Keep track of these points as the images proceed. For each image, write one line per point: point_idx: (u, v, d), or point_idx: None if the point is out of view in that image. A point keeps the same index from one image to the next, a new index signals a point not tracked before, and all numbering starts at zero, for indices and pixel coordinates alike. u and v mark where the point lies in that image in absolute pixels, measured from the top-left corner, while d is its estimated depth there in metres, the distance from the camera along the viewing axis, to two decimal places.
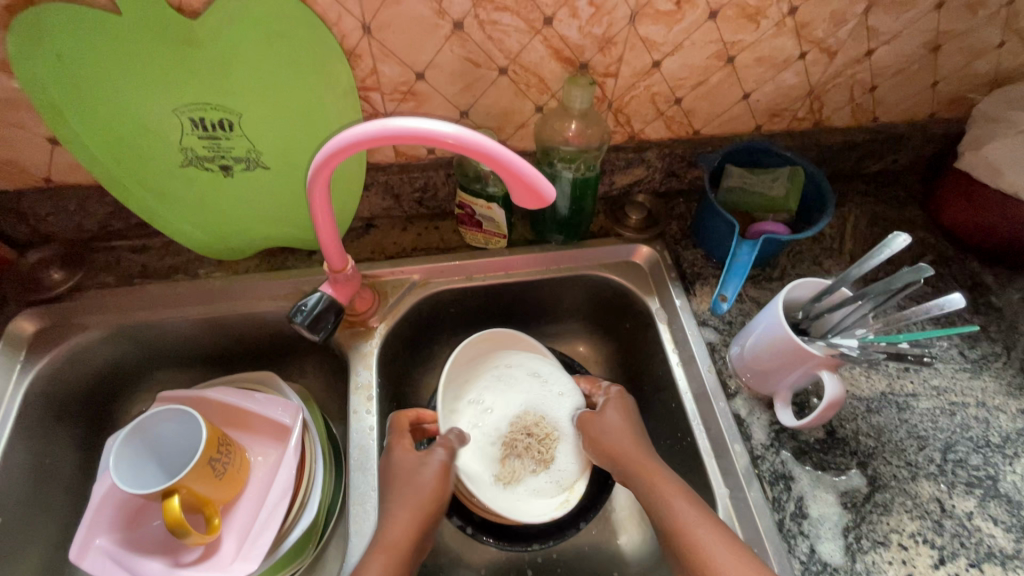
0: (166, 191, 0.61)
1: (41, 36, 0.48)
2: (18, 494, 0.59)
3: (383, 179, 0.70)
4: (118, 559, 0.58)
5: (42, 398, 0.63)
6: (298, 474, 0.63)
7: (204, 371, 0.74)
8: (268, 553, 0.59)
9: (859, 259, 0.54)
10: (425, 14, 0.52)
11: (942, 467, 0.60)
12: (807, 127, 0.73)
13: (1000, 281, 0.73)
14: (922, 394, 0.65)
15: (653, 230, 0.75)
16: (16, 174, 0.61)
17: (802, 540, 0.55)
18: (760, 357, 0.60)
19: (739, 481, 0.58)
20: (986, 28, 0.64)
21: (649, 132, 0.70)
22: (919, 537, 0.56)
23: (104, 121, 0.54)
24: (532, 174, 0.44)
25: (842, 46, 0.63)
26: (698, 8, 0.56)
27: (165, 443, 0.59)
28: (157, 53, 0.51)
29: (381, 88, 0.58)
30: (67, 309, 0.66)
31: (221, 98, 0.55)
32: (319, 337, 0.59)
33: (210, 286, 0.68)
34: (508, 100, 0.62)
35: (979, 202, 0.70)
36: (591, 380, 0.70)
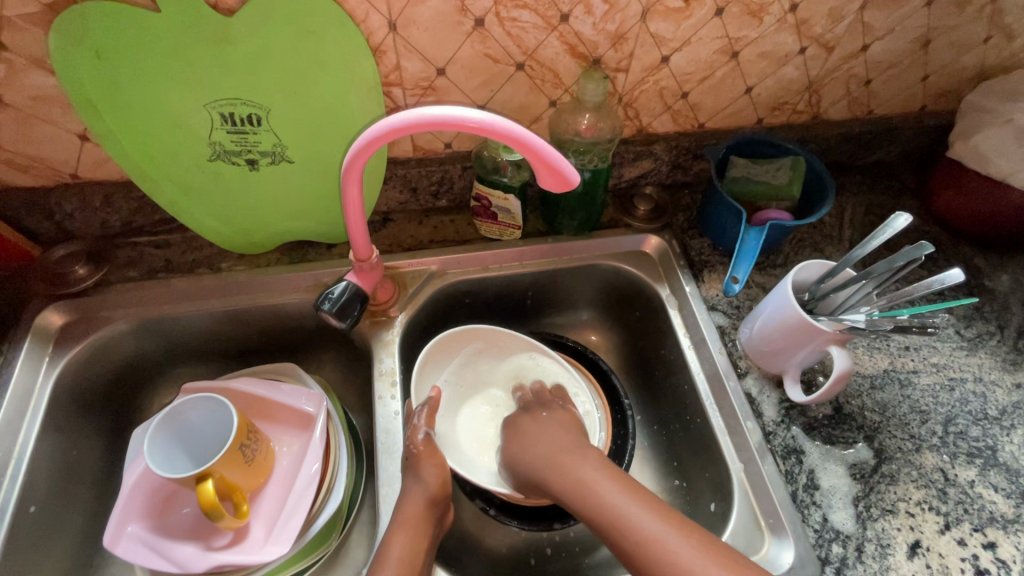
0: (192, 185, 0.63)
1: (81, 33, 0.50)
2: (49, 485, 0.60)
3: (401, 173, 0.72)
4: (151, 544, 0.59)
5: (69, 390, 0.64)
6: (324, 460, 0.65)
7: (224, 365, 0.75)
8: (299, 537, 0.61)
9: (861, 242, 0.57)
10: (449, 12, 0.55)
11: (944, 438, 0.63)
12: (806, 120, 0.77)
13: (992, 264, 0.77)
14: (922, 371, 0.68)
15: (660, 221, 0.78)
16: (43, 170, 0.63)
17: (815, 509, 0.58)
18: (770, 336, 0.63)
19: (752, 455, 0.61)
20: (973, 24, 0.68)
21: (656, 126, 0.73)
22: (925, 504, 0.59)
23: (137, 116, 0.56)
24: (557, 159, 0.46)
25: (839, 41, 0.67)
26: (706, 5, 0.59)
27: (194, 431, 0.61)
28: (191, 50, 0.52)
29: (404, 83, 0.60)
30: (93, 303, 0.67)
31: (251, 93, 0.57)
32: (346, 325, 0.61)
33: (233, 279, 0.70)
34: (523, 95, 0.65)
35: (970, 189, 0.74)
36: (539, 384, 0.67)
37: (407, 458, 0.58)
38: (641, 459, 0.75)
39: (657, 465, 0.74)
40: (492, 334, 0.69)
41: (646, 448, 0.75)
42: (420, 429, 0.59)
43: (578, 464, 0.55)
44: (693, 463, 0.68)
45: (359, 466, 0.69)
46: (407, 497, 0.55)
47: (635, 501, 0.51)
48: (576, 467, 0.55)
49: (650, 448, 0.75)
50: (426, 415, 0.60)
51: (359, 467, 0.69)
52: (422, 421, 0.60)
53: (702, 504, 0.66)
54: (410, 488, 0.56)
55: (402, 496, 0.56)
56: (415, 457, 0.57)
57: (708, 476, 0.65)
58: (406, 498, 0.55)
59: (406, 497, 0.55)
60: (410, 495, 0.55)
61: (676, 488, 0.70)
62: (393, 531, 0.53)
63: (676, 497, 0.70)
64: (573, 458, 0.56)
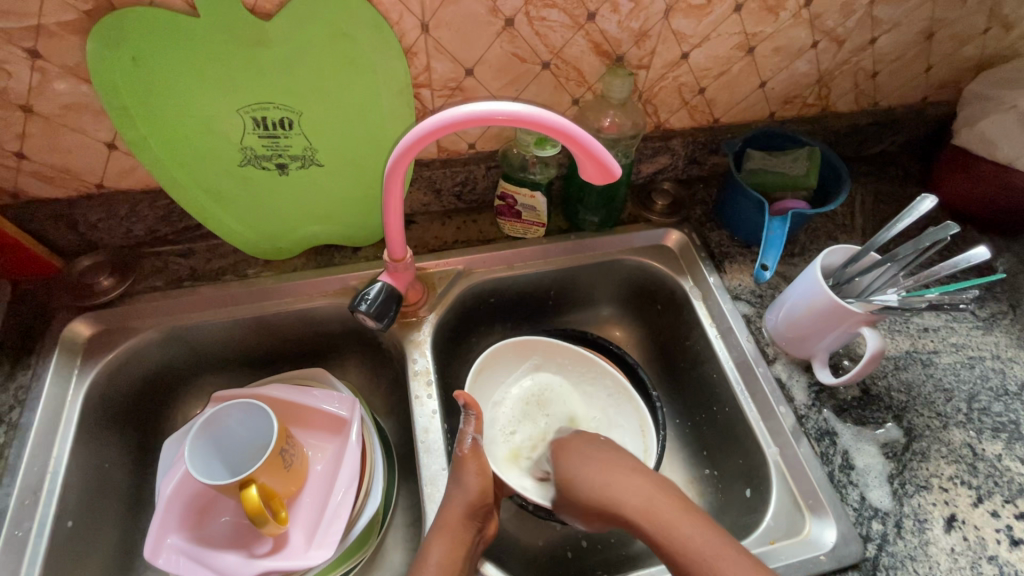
0: (221, 191, 0.63)
1: (118, 39, 0.50)
2: (83, 499, 0.59)
3: (426, 175, 0.73)
4: (191, 555, 0.58)
5: (99, 403, 0.63)
6: (362, 462, 0.64)
7: (250, 373, 0.75)
8: (340, 541, 0.60)
9: (886, 226, 0.59)
10: (480, 12, 0.56)
11: (969, 415, 0.65)
12: (816, 113, 0.79)
13: (998, 248, 0.80)
14: (942, 351, 0.70)
15: (679, 215, 0.80)
16: (68, 180, 0.62)
17: (852, 489, 0.59)
18: (799, 322, 0.64)
19: (787, 438, 0.62)
20: (974, 16, 0.71)
21: (674, 122, 0.75)
22: (957, 479, 0.60)
23: (170, 122, 0.56)
24: (602, 152, 0.47)
25: (849, 35, 0.69)
26: (725, 1, 0.61)
27: (232, 437, 0.61)
28: (227, 55, 0.53)
29: (432, 84, 0.61)
30: (120, 314, 0.66)
31: (284, 97, 0.57)
32: (382, 325, 0.61)
33: (259, 285, 0.69)
34: (548, 94, 0.66)
35: (975, 175, 0.77)
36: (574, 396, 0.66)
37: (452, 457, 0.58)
38: (672, 451, 0.75)
39: (687, 456, 0.74)
40: (547, 346, 0.72)
41: (676, 440, 0.76)
42: (468, 434, 0.59)
43: (653, 495, 0.53)
44: (726, 452, 0.69)
45: (393, 469, 0.69)
46: (462, 492, 0.55)
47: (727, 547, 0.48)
48: (632, 492, 0.54)
49: (680, 440, 0.76)
50: (476, 423, 0.58)
51: (393, 470, 0.69)
52: (471, 428, 0.59)
53: (736, 492, 0.67)
54: (459, 483, 0.56)
55: (445, 497, 0.56)
56: (460, 458, 0.58)
57: (742, 463, 0.66)
58: (460, 492, 0.56)
59: (454, 492, 0.56)
60: (465, 491, 0.55)
61: (708, 477, 0.71)
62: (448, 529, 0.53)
63: (710, 486, 0.71)
64: (630, 488, 0.54)
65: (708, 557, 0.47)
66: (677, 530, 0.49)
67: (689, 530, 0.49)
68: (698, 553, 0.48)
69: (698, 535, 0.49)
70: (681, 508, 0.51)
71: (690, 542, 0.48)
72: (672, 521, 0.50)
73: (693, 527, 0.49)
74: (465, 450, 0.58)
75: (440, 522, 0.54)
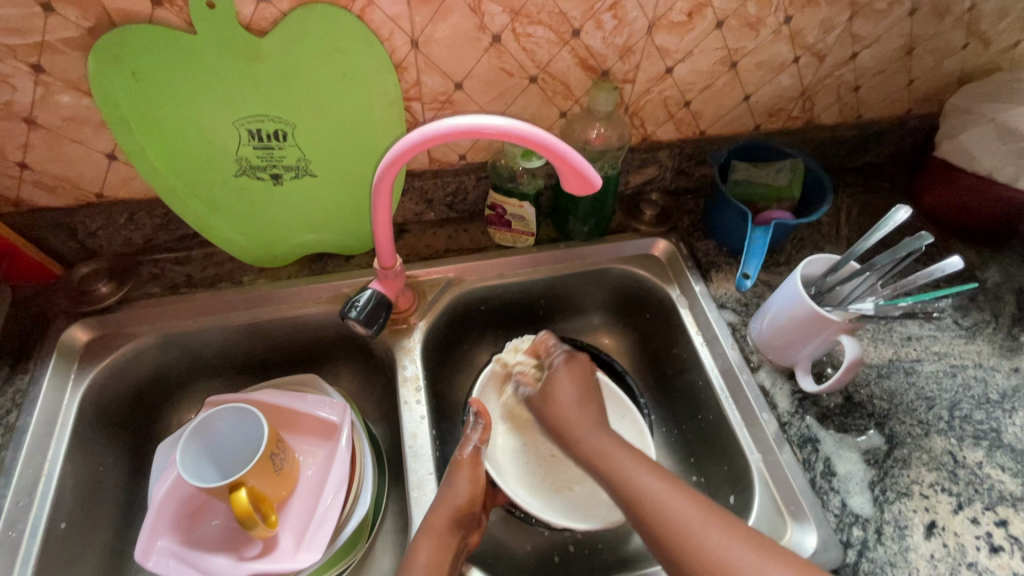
0: (217, 200, 0.65)
1: (119, 54, 0.52)
2: (77, 501, 0.60)
3: (418, 185, 0.74)
4: (182, 557, 0.59)
5: (94, 407, 0.64)
6: (351, 467, 0.66)
7: (244, 378, 0.76)
8: (329, 544, 0.61)
9: (864, 236, 0.60)
10: (468, 29, 0.58)
11: (950, 423, 0.66)
12: (800, 125, 0.81)
13: (983, 258, 0.81)
14: (924, 359, 0.71)
15: (666, 225, 0.81)
16: (69, 190, 0.64)
17: (833, 495, 0.60)
18: (781, 330, 0.65)
19: (770, 445, 0.63)
20: (953, 31, 0.73)
21: (660, 134, 0.76)
22: (938, 486, 0.61)
23: (168, 133, 0.58)
24: (582, 164, 0.49)
25: (830, 50, 0.71)
26: (707, 18, 0.63)
27: (224, 441, 0.62)
28: (223, 70, 0.55)
29: (422, 98, 0.63)
30: (117, 320, 0.68)
31: (278, 110, 0.59)
32: (372, 332, 0.62)
33: (254, 292, 0.71)
34: (536, 107, 0.68)
35: (957, 186, 0.78)
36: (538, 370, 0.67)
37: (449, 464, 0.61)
38: (659, 458, 0.76)
39: (674, 463, 0.75)
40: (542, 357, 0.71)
41: (663, 447, 0.77)
42: (471, 441, 0.62)
43: (609, 446, 0.57)
44: (711, 458, 0.70)
45: (382, 474, 0.70)
46: (452, 494, 0.57)
47: (676, 492, 0.50)
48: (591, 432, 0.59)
49: (668, 448, 0.76)
50: (482, 430, 0.62)
51: (382, 475, 0.70)
52: (476, 435, 0.62)
53: (721, 498, 0.67)
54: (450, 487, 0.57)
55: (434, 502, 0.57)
56: (457, 462, 0.60)
57: (727, 470, 0.67)
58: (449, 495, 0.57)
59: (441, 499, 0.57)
60: (451, 491, 0.57)
61: (694, 483, 0.72)
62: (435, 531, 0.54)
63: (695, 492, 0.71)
64: (590, 428, 0.60)
65: (658, 500, 0.50)
66: (628, 473, 0.53)
67: (640, 477, 0.53)
68: (647, 493, 0.51)
69: (653, 485, 0.51)
70: (632, 458, 0.55)
71: (641, 484, 0.52)
72: (619, 463, 0.55)
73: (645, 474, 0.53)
74: (465, 456, 0.60)
75: (429, 524, 0.55)
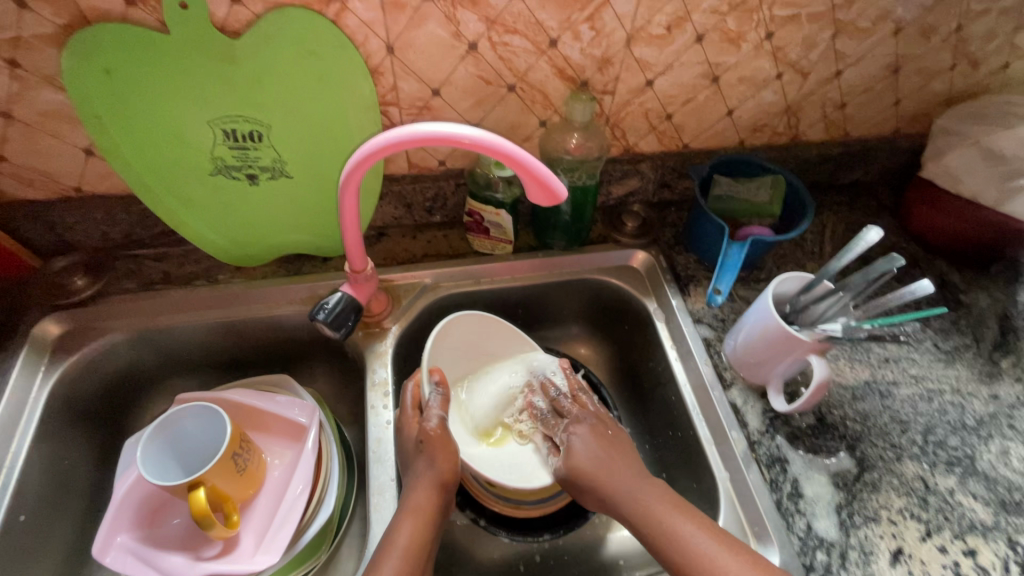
0: (192, 198, 0.65)
1: (93, 52, 0.52)
2: (39, 495, 0.60)
3: (396, 189, 0.74)
4: (139, 555, 0.59)
5: (62, 401, 0.64)
6: (316, 470, 0.65)
7: (217, 376, 0.76)
8: (289, 547, 0.61)
9: (838, 254, 0.60)
10: (444, 36, 0.58)
11: (923, 448, 0.65)
12: (785, 141, 0.80)
13: (968, 281, 0.80)
14: (901, 382, 0.70)
15: (648, 236, 0.80)
16: (47, 184, 0.64)
17: (799, 517, 0.59)
18: (753, 348, 0.64)
19: (738, 463, 0.62)
20: (939, 52, 0.72)
21: (642, 146, 0.76)
22: (907, 512, 0.60)
23: (142, 131, 0.58)
24: (548, 175, 0.49)
25: (814, 67, 0.71)
26: (687, 32, 0.63)
27: (188, 439, 0.62)
28: (198, 70, 0.55)
29: (399, 103, 0.63)
30: (91, 314, 0.68)
31: (254, 111, 0.59)
32: (339, 335, 0.62)
33: (229, 291, 0.71)
34: (515, 115, 0.68)
35: (943, 208, 0.77)
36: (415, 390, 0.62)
37: (416, 445, 0.58)
38: None
39: None
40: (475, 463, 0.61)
41: None
42: (434, 413, 0.59)
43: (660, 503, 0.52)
44: (681, 474, 0.69)
45: (349, 478, 0.69)
46: (434, 473, 0.56)
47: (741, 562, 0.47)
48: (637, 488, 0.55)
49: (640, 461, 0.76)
50: (441, 400, 0.60)
51: (349, 480, 0.69)
52: (437, 405, 0.60)
53: None
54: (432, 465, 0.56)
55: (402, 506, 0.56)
56: (429, 440, 0.57)
57: (696, 486, 0.66)
58: (431, 472, 0.56)
59: (422, 478, 0.55)
60: None
61: None
62: (415, 513, 0.53)
63: None
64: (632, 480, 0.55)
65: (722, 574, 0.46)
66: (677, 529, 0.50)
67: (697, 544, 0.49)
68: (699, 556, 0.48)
69: (708, 547, 0.48)
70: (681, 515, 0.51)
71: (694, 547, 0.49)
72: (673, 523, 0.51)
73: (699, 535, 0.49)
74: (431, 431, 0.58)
75: (411, 504, 0.54)
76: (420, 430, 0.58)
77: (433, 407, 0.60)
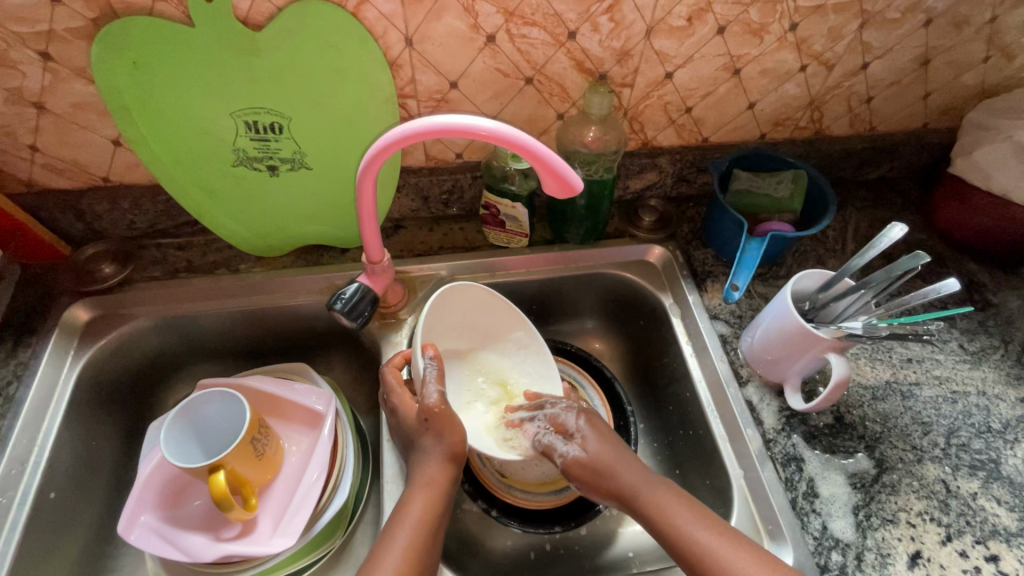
0: (215, 189, 0.66)
1: (120, 44, 0.54)
2: (68, 473, 0.62)
3: (414, 182, 0.75)
4: (162, 533, 0.61)
5: (91, 383, 0.66)
6: (332, 457, 0.66)
7: (238, 364, 0.78)
8: (305, 531, 0.62)
9: (860, 251, 0.58)
10: (462, 28, 0.58)
11: (946, 450, 0.63)
12: (808, 136, 0.79)
13: (997, 281, 0.77)
14: (924, 383, 0.68)
15: (665, 231, 0.80)
16: (78, 173, 0.66)
17: (814, 517, 0.58)
18: (771, 345, 0.64)
19: (752, 462, 0.62)
20: (972, 43, 0.70)
21: (661, 140, 0.75)
22: (927, 515, 0.59)
23: (167, 123, 0.60)
24: (563, 168, 0.48)
25: (839, 60, 0.69)
26: (708, 24, 0.62)
27: (209, 424, 0.63)
28: (221, 62, 0.56)
29: (418, 95, 0.63)
30: (117, 300, 0.70)
31: (274, 103, 0.60)
32: (356, 325, 0.63)
33: (250, 280, 0.73)
34: (533, 108, 0.68)
35: (972, 205, 0.75)
36: (398, 375, 0.63)
37: (418, 423, 0.57)
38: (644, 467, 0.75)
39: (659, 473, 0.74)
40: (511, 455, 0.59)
41: (648, 457, 0.75)
42: (432, 389, 0.57)
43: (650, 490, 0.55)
44: (695, 471, 0.69)
45: (365, 466, 0.70)
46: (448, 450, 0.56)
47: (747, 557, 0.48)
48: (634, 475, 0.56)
49: (655, 458, 0.75)
50: (437, 376, 0.58)
51: (365, 468, 0.70)
52: (432, 381, 0.57)
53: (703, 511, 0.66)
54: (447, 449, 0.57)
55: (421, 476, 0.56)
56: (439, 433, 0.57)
57: (709, 482, 0.66)
58: (434, 445, 0.56)
59: (441, 459, 0.56)
60: None
61: None
62: (428, 486, 0.54)
63: None
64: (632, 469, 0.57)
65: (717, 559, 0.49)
66: (686, 528, 0.51)
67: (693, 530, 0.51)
68: (705, 548, 0.49)
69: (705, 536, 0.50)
70: (683, 509, 0.52)
71: (702, 544, 0.50)
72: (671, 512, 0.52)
73: (709, 533, 0.50)
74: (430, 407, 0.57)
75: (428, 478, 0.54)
76: (421, 409, 0.57)
77: (428, 382, 0.57)
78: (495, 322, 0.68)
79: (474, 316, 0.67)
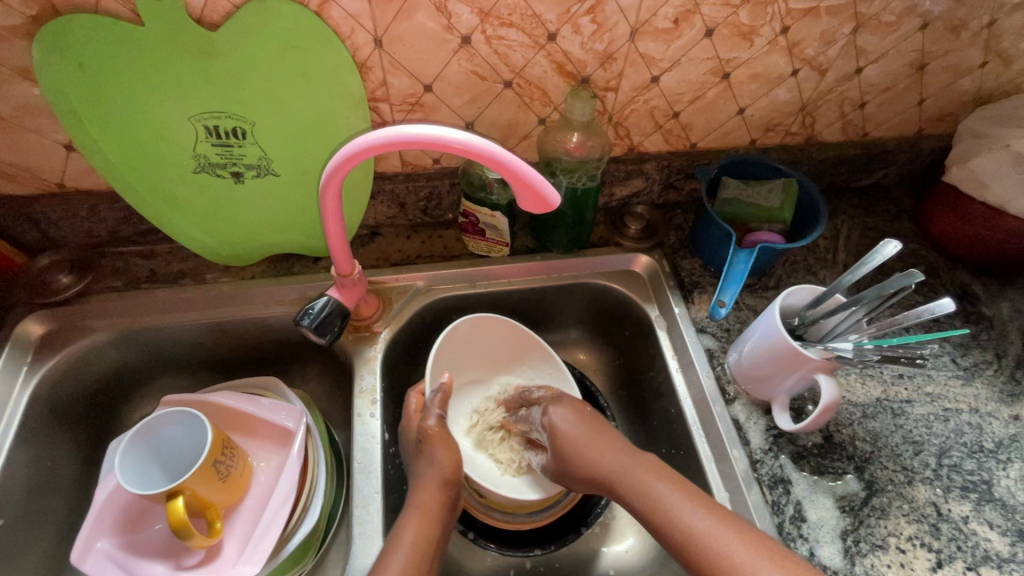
0: (176, 197, 0.63)
1: (63, 43, 0.50)
2: (21, 498, 0.59)
3: (389, 188, 0.72)
4: (119, 562, 0.58)
5: (46, 402, 0.63)
6: (301, 477, 0.63)
7: (205, 377, 0.74)
8: (272, 557, 0.59)
9: (852, 267, 0.56)
10: (435, 29, 0.55)
11: (937, 471, 0.61)
12: (800, 141, 0.76)
13: (991, 292, 0.75)
14: (916, 400, 0.66)
15: (651, 240, 0.77)
16: (30, 180, 0.63)
17: (801, 543, 0.56)
18: (758, 362, 0.61)
19: (738, 484, 0.59)
20: (969, 48, 0.67)
21: (647, 145, 0.72)
22: (917, 540, 0.57)
23: (119, 126, 0.56)
24: (538, 181, 0.45)
25: (832, 64, 0.66)
26: (696, 26, 0.59)
27: (169, 444, 0.60)
28: (175, 63, 0.53)
29: (390, 99, 0.60)
30: (75, 312, 0.66)
31: (236, 107, 0.57)
32: (325, 341, 0.60)
33: (217, 291, 0.69)
34: (512, 113, 0.64)
35: (967, 214, 0.73)
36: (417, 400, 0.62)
37: (415, 443, 0.57)
38: None
39: None
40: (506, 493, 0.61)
41: None
42: (434, 414, 0.58)
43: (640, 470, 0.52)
44: None
45: (338, 485, 0.67)
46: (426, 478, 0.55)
47: (745, 541, 0.45)
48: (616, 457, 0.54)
49: None
50: (442, 400, 0.59)
51: (337, 487, 0.67)
52: (438, 405, 0.59)
53: None
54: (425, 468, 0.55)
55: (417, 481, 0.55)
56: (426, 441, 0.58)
57: None
58: None
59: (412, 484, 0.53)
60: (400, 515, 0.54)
61: None
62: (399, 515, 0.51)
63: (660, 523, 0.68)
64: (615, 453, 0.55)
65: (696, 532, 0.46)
66: (672, 503, 0.49)
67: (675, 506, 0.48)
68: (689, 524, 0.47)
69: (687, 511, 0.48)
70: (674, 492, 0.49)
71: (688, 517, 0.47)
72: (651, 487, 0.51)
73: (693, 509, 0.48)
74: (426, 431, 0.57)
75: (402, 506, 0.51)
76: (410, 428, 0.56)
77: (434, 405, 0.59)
78: (504, 349, 0.69)
79: (485, 341, 0.68)
